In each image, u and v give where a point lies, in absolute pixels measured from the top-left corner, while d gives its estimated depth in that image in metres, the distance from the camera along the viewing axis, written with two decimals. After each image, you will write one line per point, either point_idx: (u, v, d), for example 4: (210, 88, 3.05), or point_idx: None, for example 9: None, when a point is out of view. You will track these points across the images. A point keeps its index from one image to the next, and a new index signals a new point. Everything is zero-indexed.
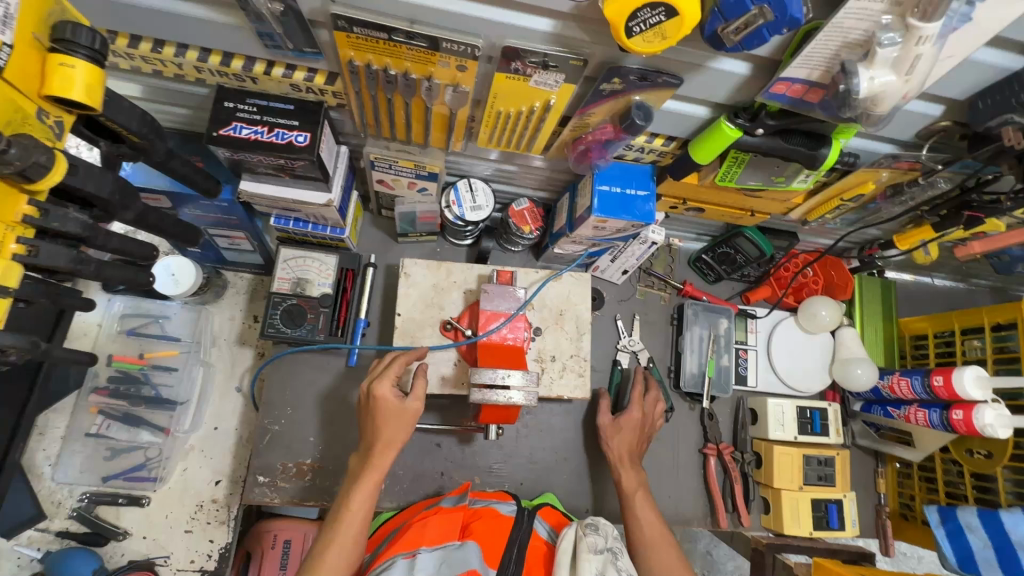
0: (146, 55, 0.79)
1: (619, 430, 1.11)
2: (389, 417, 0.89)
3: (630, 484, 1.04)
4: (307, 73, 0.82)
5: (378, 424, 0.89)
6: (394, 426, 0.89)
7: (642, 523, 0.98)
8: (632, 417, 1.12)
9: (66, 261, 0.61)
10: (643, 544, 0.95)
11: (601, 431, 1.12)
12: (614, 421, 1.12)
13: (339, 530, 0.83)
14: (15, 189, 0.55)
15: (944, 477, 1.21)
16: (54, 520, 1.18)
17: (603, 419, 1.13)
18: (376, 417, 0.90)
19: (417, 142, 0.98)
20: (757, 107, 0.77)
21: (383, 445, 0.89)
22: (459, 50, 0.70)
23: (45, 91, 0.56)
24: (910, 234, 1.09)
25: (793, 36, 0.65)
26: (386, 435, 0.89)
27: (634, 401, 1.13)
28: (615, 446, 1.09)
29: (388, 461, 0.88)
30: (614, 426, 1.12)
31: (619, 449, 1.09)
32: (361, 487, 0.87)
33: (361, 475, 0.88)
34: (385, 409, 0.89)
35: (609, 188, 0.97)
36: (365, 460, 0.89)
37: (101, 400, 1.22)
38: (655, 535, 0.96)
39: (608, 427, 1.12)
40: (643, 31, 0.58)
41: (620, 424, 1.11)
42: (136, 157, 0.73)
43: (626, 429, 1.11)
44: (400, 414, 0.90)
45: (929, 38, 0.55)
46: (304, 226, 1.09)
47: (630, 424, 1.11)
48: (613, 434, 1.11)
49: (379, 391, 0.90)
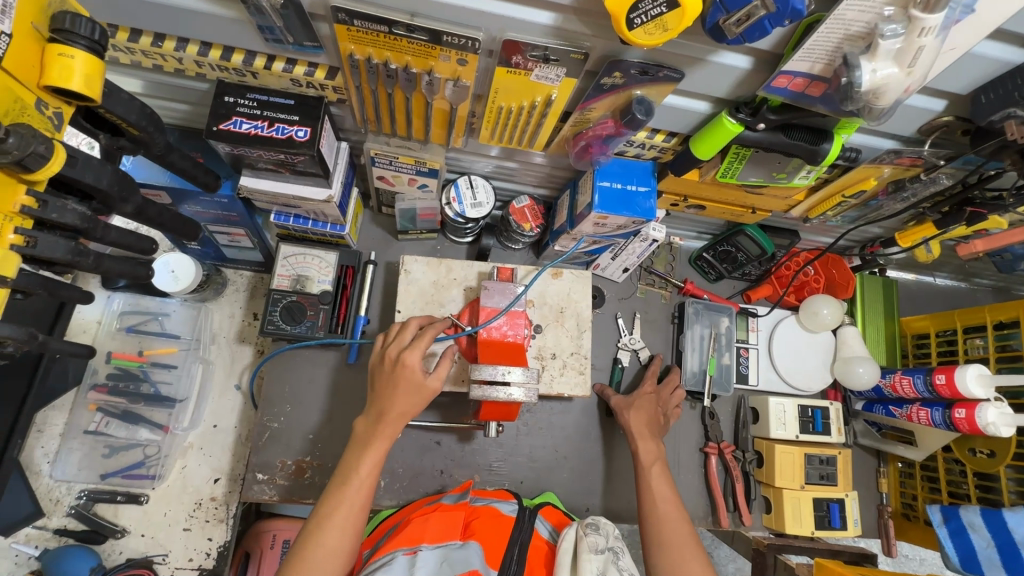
0: (146, 49, 0.79)
1: (634, 404, 1.14)
2: (411, 390, 0.87)
3: (647, 457, 1.03)
4: (308, 67, 0.82)
5: (398, 394, 0.87)
6: (411, 399, 0.87)
7: (656, 497, 0.96)
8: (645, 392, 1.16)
9: (65, 253, 0.60)
10: (657, 517, 0.93)
11: (615, 409, 1.15)
12: (628, 400, 1.15)
13: (346, 495, 0.83)
14: (14, 180, 0.55)
15: (946, 476, 1.20)
16: (52, 518, 1.17)
17: (615, 399, 1.17)
18: (396, 386, 0.87)
19: (418, 138, 0.98)
20: (758, 102, 0.76)
21: (397, 413, 0.87)
22: (460, 43, 0.70)
23: (45, 82, 0.56)
24: (911, 231, 1.09)
25: (795, 29, 0.65)
26: (402, 407, 0.87)
27: (643, 382, 1.19)
28: (632, 419, 1.10)
29: (397, 428, 0.88)
30: (629, 402, 1.15)
31: (634, 424, 1.10)
32: (369, 453, 0.86)
33: (370, 440, 0.87)
34: (409, 382, 0.87)
35: (610, 184, 0.96)
36: (372, 428, 0.87)
37: (100, 397, 1.22)
38: (670, 509, 0.94)
39: (623, 404, 1.15)
40: (644, 23, 0.58)
41: (633, 401, 1.14)
42: (135, 150, 0.73)
43: (642, 403, 1.14)
44: (421, 390, 0.87)
45: (932, 29, 0.55)
46: (304, 223, 1.09)
47: (644, 399, 1.15)
48: (627, 410, 1.12)
49: (408, 359, 0.87)
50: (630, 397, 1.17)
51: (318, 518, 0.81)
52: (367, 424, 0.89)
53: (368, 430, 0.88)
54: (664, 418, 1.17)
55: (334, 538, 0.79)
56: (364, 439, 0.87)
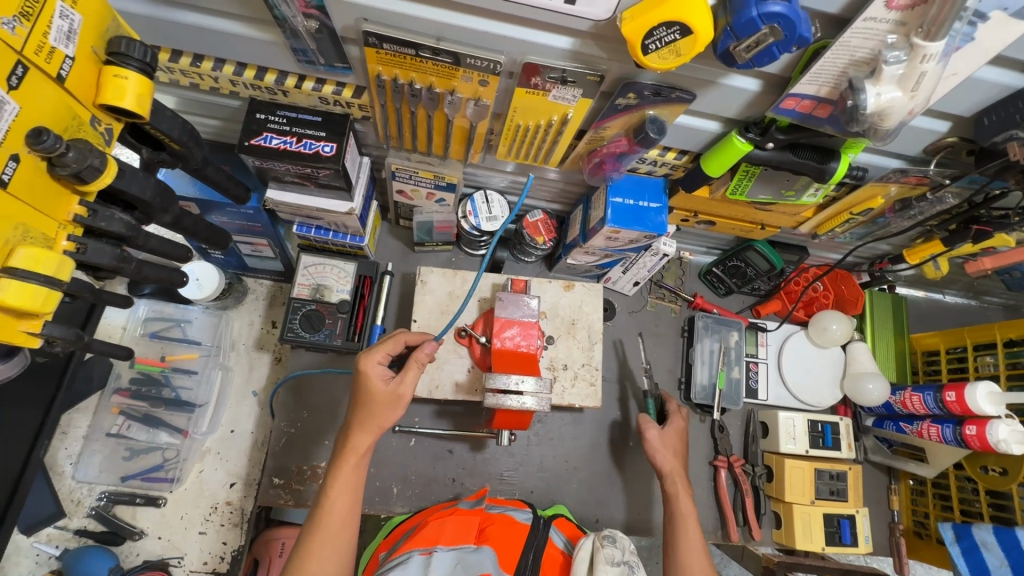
0: (185, 69, 0.84)
1: (671, 443, 1.07)
2: (372, 398, 0.86)
3: (682, 508, 0.98)
4: (336, 87, 0.86)
5: (364, 406, 0.86)
6: (372, 408, 0.86)
7: (687, 548, 0.92)
8: (678, 426, 1.10)
9: (111, 259, 0.64)
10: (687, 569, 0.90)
11: (648, 445, 1.07)
12: (662, 435, 1.07)
13: (323, 520, 0.81)
14: (69, 190, 0.59)
15: (958, 494, 1.20)
16: (73, 518, 1.20)
17: (650, 434, 1.06)
18: (363, 398, 0.86)
19: (437, 153, 1.01)
20: (767, 122, 0.79)
21: (365, 427, 0.86)
22: (481, 65, 0.73)
23: (100, 100, 0.60)
24: (920, 248, 1.11)
25: (803, 54, 0.68)
26: (370, 419, 0.86)
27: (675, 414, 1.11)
28: (671, 463, 1.04)
29: (365, 446, 0.86)
30: (665, 439, 1.07)
31: (667, 463, 1.04)
32: (338, 477, 0.84)
33: (337, 466, 0.85)
34: (372, 391, 0.86)
35: (623, 200, 0.99)
36: (338, 452, 0.86)
37: (123, 401, 1.26)
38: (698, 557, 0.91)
39: (659, 440, 1.06)
40: (658, 48, 0.61)
41: (665, 437, 1.07)
42: (174, 163, 0.77)
43: (677, 441, 1.08)
44: (388, 397, 0.86)
45: (934, 56, 0.58)
46: (325, 234, 1.13)
47: (677, 436, 1.09)
48: (662, 450, 1.05)
49: (366, 368, 0.87)
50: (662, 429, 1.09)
51: (299, 549, 0.79)
52: (336, 449, 0.88)
53: (336, 454, 0.87)
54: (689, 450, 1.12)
55: (315, 566, 0.78)
56: (333, 462, 0.86)
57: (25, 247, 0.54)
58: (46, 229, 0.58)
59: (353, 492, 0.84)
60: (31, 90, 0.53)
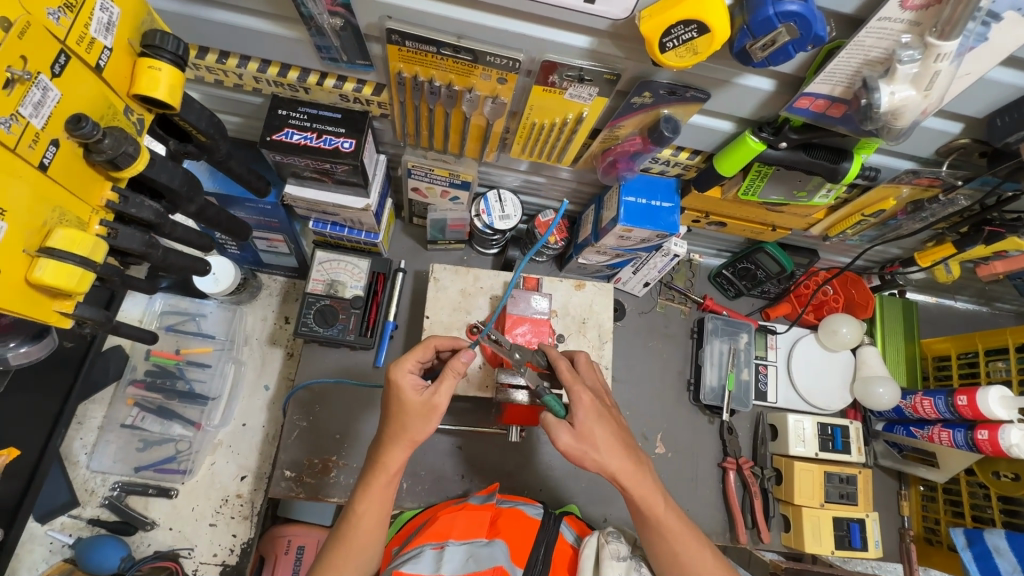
0: (211, 65, 0.86)
1: (595, 436, 0.79)
2: (404, 410, 0.81)
3: (656, 507, 0.80)
4: (356, 84, 0.88)
5: (395, 418, 0.82)
6: (405, 420, 0.81)
7: (675, 544, 0.81)
8: (587, 402, 0.80)
9: (140, 245, 0.66)
10: (682, 565, 0.81)
11: (569, 454, 0.80)
12: (577, 432, 0.79)
13: (346, 535, 0.81)
14: (102, 176, 0.62)
15: (970, 500, 1.19)
16: (87, 507, 1.22)
17: (563, 439, 0.79)
18: (396, 411, 0.82)
19: (453, 152, 1.03)
20: (780, 122, 0.81)
21: (397, 440, 0.81)
22: (501, 63, 0.75)
23: (134, 90, 0.62)
24: (931, 252, 1.12)
25: (817, 54, 0.69)
26: (400, 433, 0.81)
27: (572, 389, 0.81)
28: (611, 464, 0.79)
29: (396, 463, 0.82)
30: (584, 435, 0.79)
31: (603, 460, 0.79)
32: (366, 495, 0.82)
33: (368, 483, 0.82)
34: (405, 403, 0.81)
35: (635, 199, 1.00)
36: (370, 465, 0.83)
37: (138, 392, 1.28)
38: (690, 545, 0.82)
39: (578, 445, 0.78)
40: (675, 46, 0.63)
41: (585, 431, 0.79)
42: (200, 156, 0.79)
43: (600, 428, 0.79)
44: (420, 409, 0.81)
45: (948, 55, 0.59)
46: (340, 230, 1.15)
47: (595, 418, 0.80)
48: (586, 456, 0.78)
49: (397, 378, 0.82)
50: (575, 423, 0.79)
51: (322, 557, 0.82)
52: (369, 459, 0.84)
53: (367, 468, 0.84)
54: (611, 414, 0.83)
55: None
56: (363, 480, 0.83)
57: (63, 229, 0.57)
58: (81, 213, 0.60)
59: (380, 513, 0.82)
60: (72, 80, 0.55)
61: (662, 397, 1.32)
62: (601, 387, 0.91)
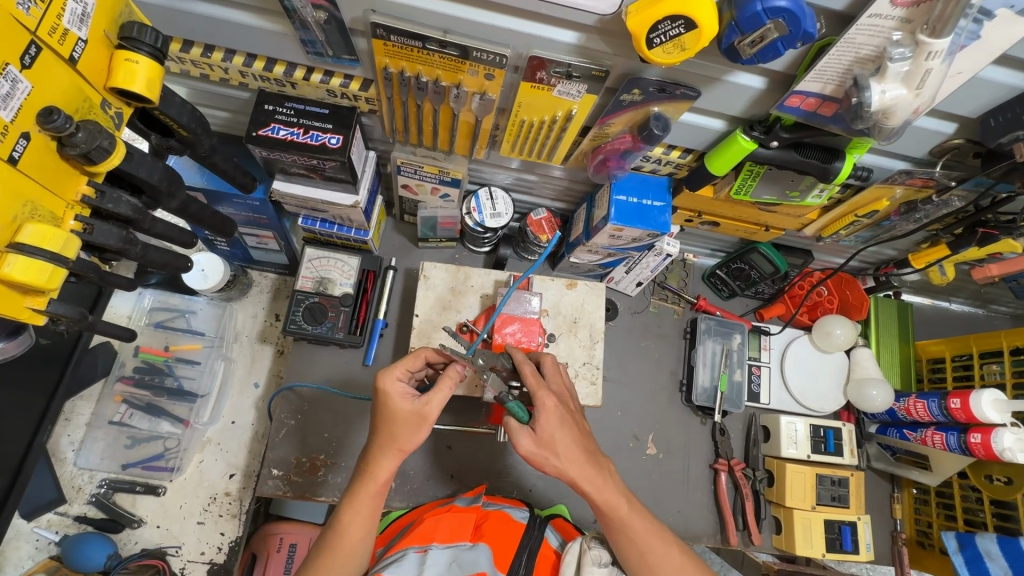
0: (196, 59, 0.85)
1: (556, 442, 0.78)
2: (394, 419, 0.80)
3: (621, 510, 0.79)
4: (343, 79, 0.87)
5: (384, 426, 0.80)
6: (395, 428, 0.80)
7: (641, 547, 0.80)
8: (551, 407, 0.79)
9: (117, 241, 0.65)
10: (649, 566, 0.80)
11: (530, 459, 0.79)
12: (538, 439, 0.78)
13: (332, 544, 0.80)
14: (77, 172, 0.62)
15: (962, 504, 1.18)
16: (74, 504, 1.21)
17: (523, 444, 0.78)
18: (385, 419, 0.80)
19: (442, 149, 1.02)
20: (772, 121, 0.79)
21: (386, 448, 0.80)
22: (488, 59, 0.74)
23: (111, 83, 0.62)
24: (925, 253, 1.11)
25: (808, 51, 0.68)
26: (389, 441, 0.80)
27: (534, 395, 0.80)
28: (571, 470, 0.78)
29: (385, 472, 0.81)
30: (545, 441, 0.78)
31: (564, 465, 0.78)
32: (354, 503, 0.81)
33: (356, 491, 0.81)
34: (395, 412, 0.79)
35: (626, 198, 0.99)
36: (360, 473, 0.82)
37: (127, 389, 1.27)
38: (658, 546, 0.81)
39: (539, 450, 0.78)
40: (662, 43, 0.62)
41: (544, 438, 0.78)
42: (182, 150, 0.78)
43: (562, 434, 0.78)
44: (410, 418, 0.79)
45: (939, 53, 0.58)
46: (330, 227, 1.14)
47: (557, 424, 0.79)
48: (546, 461, 0.78)
49: (386, 386, 0.80)
50: (535, 430, 0.78)
51: (308, 565, 0.81)
52: (359, 467, 0.83)
53: (356, 476, 0.83)
54: (575, 418, 0.83)
55: None
56: (352, 488, 0.82)
57: (33, 224, 0.56)
58: (54, 208, 0.60)
59: (368, 520, 0.81)
60: (43, 71, 0.55)
61: (654, 397, 1.31)
62: (567, 391, 0.89)
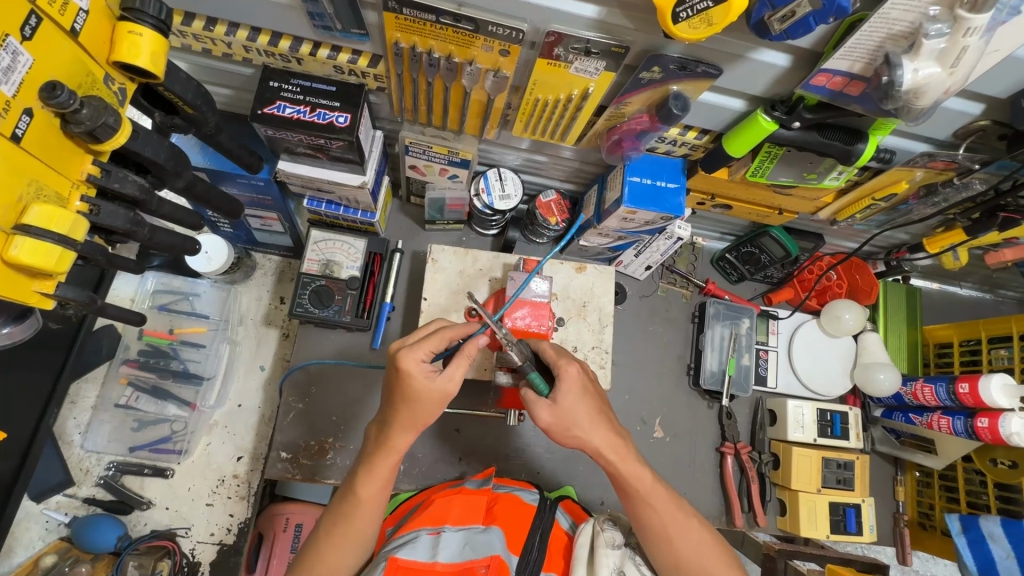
0: (198, 33, 0.82)
1: (578, 411, 0.78)
2: (415, 397, 0.78)
3: (643, 482, 0.80)
4: (351, 55, 0.84)
5: (404, 403, 0.78)
6: (416, 406, 0.78)
7: (663, 517, 0.81)
8: (573, 376, 0.79)
9: (124, 222, 0.64)
10: (670, 538, 0.81)
11: (551, 432, 0.79)
12: (560, 411, 0.78)
13: (346, 513, 0.81)
14: (81, 149, 0.60)
15: (965, 486, 1.19)
16: (82, 487, 1.21)
17: (542, 417, 0.78)
18: (406, 397, 0.78)
19: (452, 128, 1.00)
20: (794, 100, 0.77)
21: (406, 424, 0.80)
22: (503, 33, 0.71)
23: (114, 57, 0.60)
24: (940, 237, 1.10)
25: (838, 28, 0.65)
26: (410, 418, 0.79)
27: (560, 364, 0.79)
28: (593, 439, 0.79)
29: (404, 445, 0.81)
30: (565, 414, 0.77)
31: (586, 434, 0.79)
32: (370, 472, 0.81)
33: (372, 459, 0.82)
34: (416, 390, 0.77)
35: (640, 179, 0.97)
36: (376, 443, 0.82)
37: (131, 372, 1.26)
38: (678, 517, 0.82)
39: (559, 421, 0.77)
40: (689, 17, 0.59)
41: (566, 408, 0.77)
42: (188, 129, 0.76)
43: (584, 403, 0.78)
44: (433, 396, 0.78)
45: (977, 29, 0.56)
46: (335, 209, 1.11)
47: (579, 394, 0.79)
48: (568, 432, 0.78)
49: (406, 363, 0.76)
50: (556, 401, 0.78)
51: (321, 533, 0.83)
52: (374, 436, 0.83)
53: (372, 445, 0.83)
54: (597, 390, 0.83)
55: (333, 555, 0.80)
56: (367, 456, 0.83)
57: (38, 205, 0.54)
58: (60, 187, 0.58)
59: (383, 488, 0.82)
60: (44, 43, 0.53)
61: (661, 380, 1.31)
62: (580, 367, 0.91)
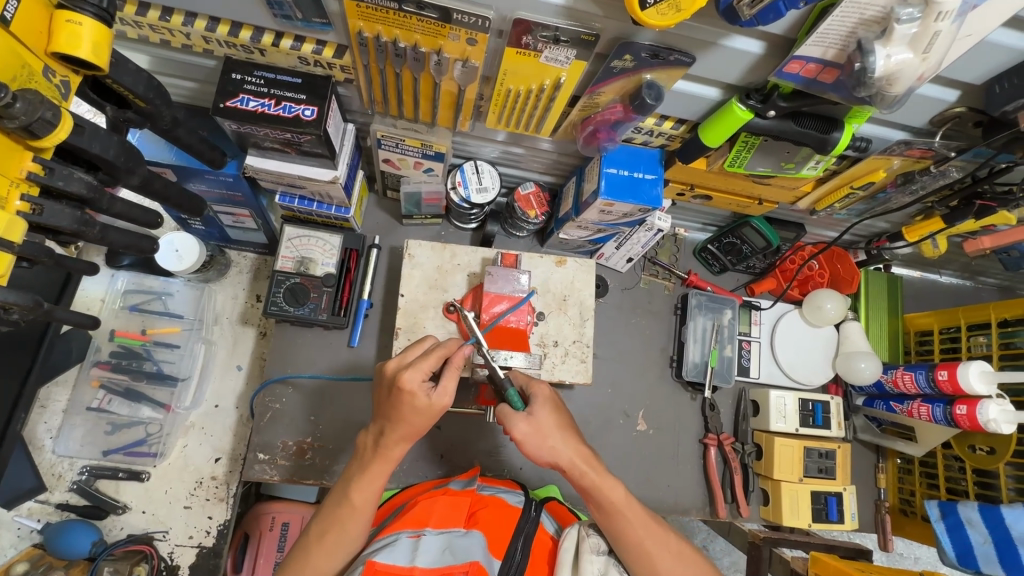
0: (154, 23, 0.78)
1: (551, 424, 0.80)
2: (414, 413, 0.77)
3: (616, 495, 0.80)
4: (315, 45, 0.81)
5: (400, 418, 0.78)
6: (414, 421, 0.78)
7: (639, 532, 0.80)
8: (545, 393, 0.83)
9: (71, 222, 0.62)
10: (648, 553, 0.80)
11: (525, 447, 0.79)
12: (536, 423, 0.79)
13: (337, 516, 0.81)
14: (21, 146, 0.57)
15: (945, 473, 1.20)
16: (55, 492, 1.18)
17: (518, 429, 0.79)
18: (400, 409, 0.77)
19: (425, 120, 0.97)
20: (769, 88, 0.75)
21: (401, 436, 0.79)
22: (469, 22, 0.69)
23: (52, 48, 0.57)
24: (919, 226, 1.09)
25: (810, 13, 0.64)
26: (405, 430, 0.79)
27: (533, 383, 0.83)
28: (566, 452, 0.80)
29: (398, 453, 0.81)
30: (540, 426, 0.79)
31: (559, 446, 0.80)
32: (366, 479, 0.81)
33: (367, 465, 0.82)
34: (410, 404, 0.76)
35: (617, 171, 0.96)
36: (370, 449, 0.82)
37: (103, 374, 1.23)
38: (654, 531, 0.82)
39: (536, 432, 0.79)
40: (656, 2, 0.57)
41: (541, 421, 0.79)
42: (142, 123, 0.74)
43: (557, 417, 0.81)
44: (426, 410, 0.77)
45: (949, 13, 0.55)
46: (309, 205, 1.08)
47: (552, 411, 0.81)
48: (543, 443, 0.79)
49: (407, 381, 0.76)
50: (530, 415, 0.80)
51: (309, 537, 0.82)
52: (369, 442, 0.83)
53: (366, 450, 0.84)
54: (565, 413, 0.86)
55: (321, 560, 0.80)
56: (364, 460, 0.83)
57: None
58: None
59: (377, 492, 0.82)
60: None
61: (644, 373, 1.30)
62: None
